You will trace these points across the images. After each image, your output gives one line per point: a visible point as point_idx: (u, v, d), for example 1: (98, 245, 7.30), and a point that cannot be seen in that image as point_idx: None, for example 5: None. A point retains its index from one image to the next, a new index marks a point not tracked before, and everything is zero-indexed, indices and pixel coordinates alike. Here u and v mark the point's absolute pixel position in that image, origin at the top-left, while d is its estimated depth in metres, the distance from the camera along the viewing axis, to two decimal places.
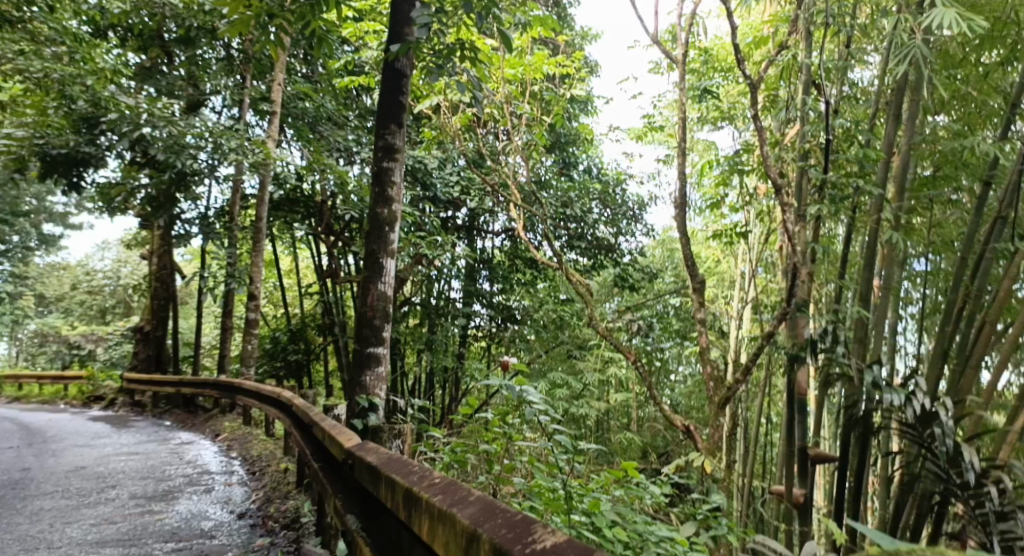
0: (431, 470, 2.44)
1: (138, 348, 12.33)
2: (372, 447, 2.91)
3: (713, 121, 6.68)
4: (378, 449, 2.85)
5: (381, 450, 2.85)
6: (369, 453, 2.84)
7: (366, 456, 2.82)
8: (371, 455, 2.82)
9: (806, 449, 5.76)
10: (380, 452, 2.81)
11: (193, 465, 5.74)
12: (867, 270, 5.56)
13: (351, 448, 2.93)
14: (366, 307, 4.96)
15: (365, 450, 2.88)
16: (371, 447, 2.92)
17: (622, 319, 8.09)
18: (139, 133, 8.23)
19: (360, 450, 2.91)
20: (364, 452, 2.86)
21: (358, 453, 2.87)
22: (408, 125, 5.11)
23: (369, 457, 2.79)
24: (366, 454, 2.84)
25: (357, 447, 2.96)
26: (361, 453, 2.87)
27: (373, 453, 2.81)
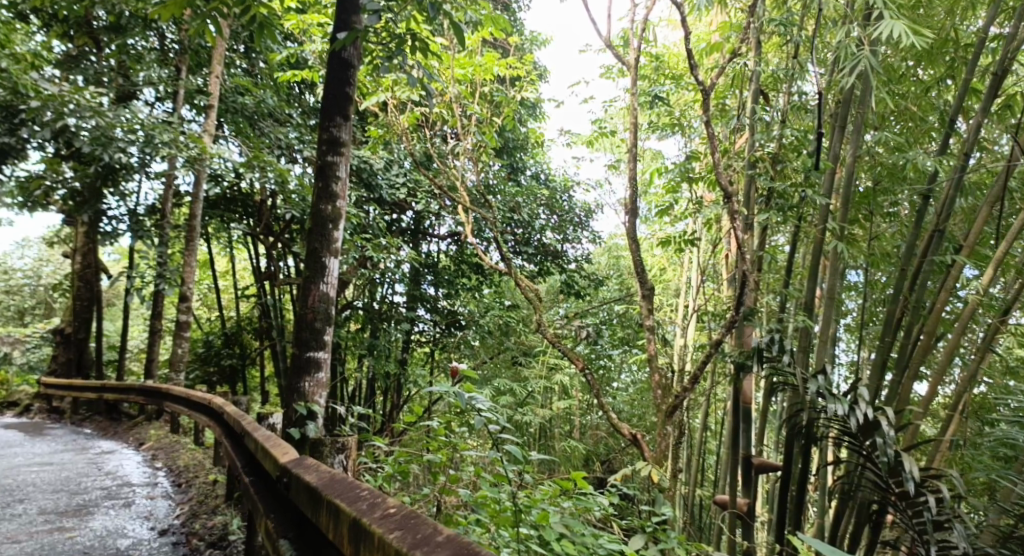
0: (382, 498, 2.34)
1: (59, 351, 11.65)
2: (311, 465, 2.75)
3: (664, 129, 6.58)
4: (319, 467, 2.70)
5: (322, 469, 2.70)
6: (308, 472, 2.68)
7: (304, 475, 2.66)
8: (311, 473, 2.67)
9: (750, 458, 5.76)
10: (321, 471, 2.66)
11: (113, 477, 5.36)
12: (812, 280, 5.60)
13: (288, 467, 2.76)
14: (306, 308, 4.73)
15: (304, 469, 2.72)
16: (311, 465, 2.76)
17: (570, 326, 8.01)
18: (63, 123, 7.78)
19: (298, 467, 2.75)
20: (302, 471, 2.70)
21: (295, 471, 2.71)
22: (354, 118, 4.89)
23: (308, 476, 2.64)
24: (304, 473, 2.68)
25: (294, 465, 2.80)
26: (299, 471, 2.71)
27: (314, 473, 2.66)
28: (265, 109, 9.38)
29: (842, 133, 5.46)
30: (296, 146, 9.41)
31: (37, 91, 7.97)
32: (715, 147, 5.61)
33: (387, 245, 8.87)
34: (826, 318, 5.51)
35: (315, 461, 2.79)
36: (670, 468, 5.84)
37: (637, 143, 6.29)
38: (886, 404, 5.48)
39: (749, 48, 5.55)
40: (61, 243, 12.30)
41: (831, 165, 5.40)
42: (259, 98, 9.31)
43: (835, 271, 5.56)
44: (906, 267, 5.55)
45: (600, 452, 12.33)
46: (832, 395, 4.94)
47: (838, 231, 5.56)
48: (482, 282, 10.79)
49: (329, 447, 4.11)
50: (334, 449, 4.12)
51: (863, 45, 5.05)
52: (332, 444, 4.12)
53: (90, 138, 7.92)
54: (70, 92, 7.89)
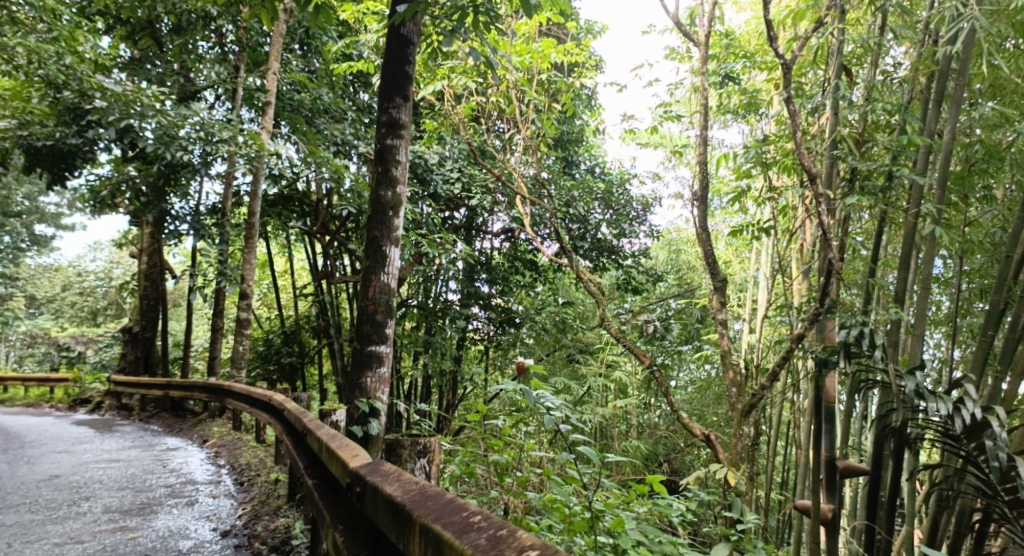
0: (501, 529, 1.96)
1: (127, 350, 11.91)
2: (391, 473, 2.43)
3: (735, 110, 6.20)
4: (402, 477, 2.37)
5: (406, 479, 2.37)
6: (389, 484, 2.35)
7: (385, 488, 2.33)
8: (394, 485, 2.33)
9: (833, 461, 5.35)
10: (405, 482, 2.33)
11: (177, 474, 5.33)
12: (903, 267, 5.19)
13: (366, 477, 2.44)
14: (368, 300, 4.59)
15: (384, 480, 2.40)
16: (391, 473, 2.43)
17: (635, 321, 7.71)
18: (128, 124, 7.89)
19: (375, 476, 2.43)
20: (382, 482, 2.38)
21: (374, 484, 2.39)
22: (414, 99, 4.72)
23: (391, 489, 2.31)
24: (385, 485, 2.35)
25: (371, 474, 2.48)
26: (378, 482, 2.38)
27: (397, 484, 2.32)
28: (321, 106, 9.34)
29: (935, 110, 5.06)
30: (351, 142, 9.36)
31: (103, 90, 8.02)
32: (797, 126, 5.13)
33: (442, 241, 8.71)
34: (917, 309, 5.11)
35: (393, 468, 2.47)
36: (747, 471, 5.50)
37: (706, 125, 5.95)
38: (987, 404, 5.03)
39: (832, 18, 5.17)
40: (128, 244, 12.57)
41: (925, 143, 4.97)
42: (316, 95, 9.31)
43: (927, 259, 5.14)
44: (1011, 253, 5.06)
45: (660, 452, 11.98)
46: (933, 394, 4.54)
47: (932, 215, 5.14)
48: (537, 279, 10.55)
49: (408, 451, 3.63)
50: (415, 452, 3.62)
51: (968, 7, 4.61)
52: (412, 446, 3.63)
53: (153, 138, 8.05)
54: (132, 91, 7.96)
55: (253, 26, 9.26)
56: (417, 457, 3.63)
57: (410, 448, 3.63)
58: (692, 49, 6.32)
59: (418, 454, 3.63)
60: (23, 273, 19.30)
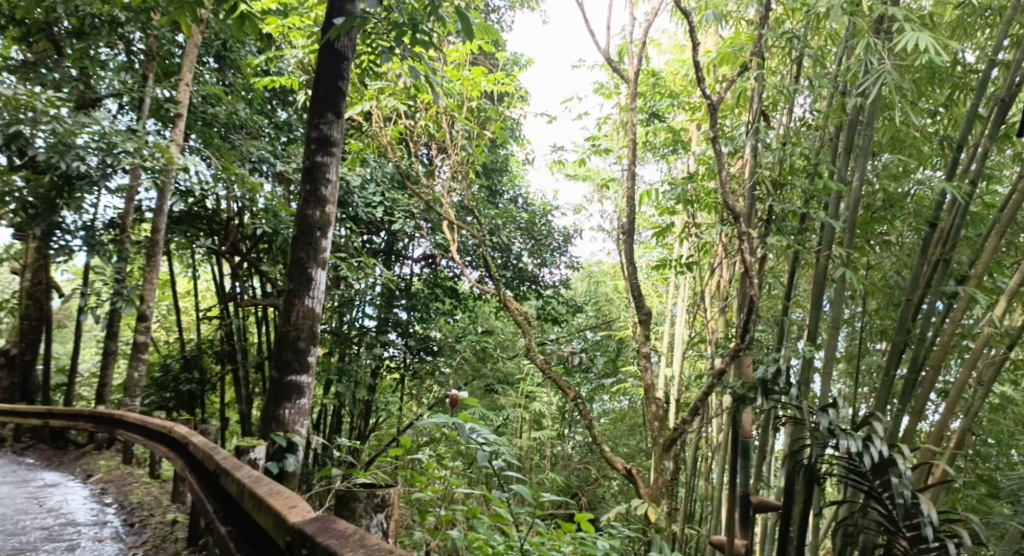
0: None
1: (2, 374, 10.90)
2: (349, 534, 2.08)
3: (663, 148, 6.32)
4: (364, 541, 2.02)
5: (369, 543, 2.02)
6: (350, 549, 1.99)
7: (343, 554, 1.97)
8: (356, 550, 1.98)
9: (747, 495, 5.35)
10: (370, 548, 1.98)
11: (56, 514, 4.81)
12: (817, 306, 5.36)
13: (318, 540, 2.07)
14: (290, 325, 4.32)
15: (340, 543, 2.04)
16: (347, 535, 2.08)
17: (557, 351, 7.65)
18: (17, 129, 7.20)
19: (329, 537, 2.07)
20: (337, 546, 2.02)
21: (326, 548, 2.02)
22: (347, 116, 4.55)
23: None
24: (343, 549, 1.99)
25: (321, 533, 2.10)
26: (332, 545, 2.02)
27: (361, 550, 1.97)
28: (236, 121, 8.94)
29: (847, 156, 5.26)
30: (268, 160, 9.00)
31: None
32: (723, 166, 5.17)
33: (362, 265, 8.46)
34: (830, 346, 5.26)
35: (349, 528, 2.12)
36: (667, 507, 5.46)
37: (635, 161, 6.03)
38: (892, 440, 5.18)
39: (756, 63, 5.33)
40: (10, 259, 11.57)
41: (838, 188, 5.17)
42: (231, 109, 8.91)
43: (840, 297, 5.32)
44: (910, 296, 5.29)
45: (574, 484, 11.94)
46: (843, 431, 4.56)
47: (843, 257, 5.34)
48: (457, 306, 10.37)
49: (364, 505, 2.84)
50: (371, 506, 2.85)
51: (882, 60, 4.83)
52: (368, 499, 2.86)
53: (47, 146, 7.45)
54: (25, 94, 7.29)
55: (164, 34, 8.79)
56: (373, 513, 2.86)
57: (365, 503, 2.85)
58: (620, 85, 6.42)
59: (375, 509, 2.87)
60: None
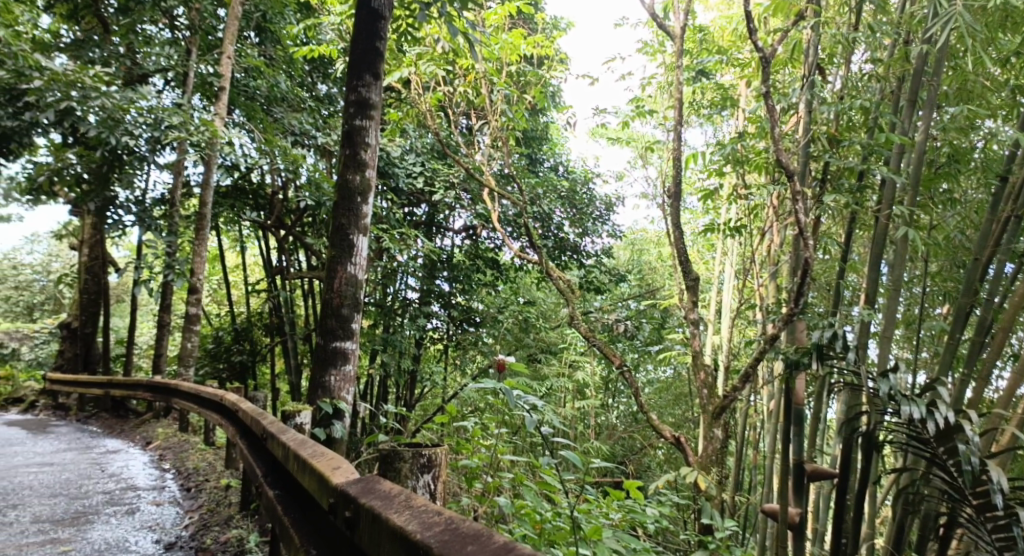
0: None
1: (65, 346, 11.32)
2: (396, 496, 2.04)
3: (711, 108, 6.11)
4: (411, 502, 1.98)
5: (416, 505, 1.98)
6: (396, 511, 1.95)
7: (389, 516, 1.93)
8: (403, 512, 1.94)
9: (802, 463, 5.22)
10: (417, 510, 1.94)
11: (117, 479, 4.97)
12: (875, 268, 5.14)
13: (363, 501, 2.04)
14: (332, 292, 4.33)
15: (385, 504, 2.00)
16: (392, 496, 2.04)
17: (603, 320, 7.57)
18: (67, 105, 7.33)
19: (374, 499, 2.03)
20: (382, 508, 1.98)
21: (371, 510, 1.99)
22: (385, 77, 4.49)
23: (399, 517, 1.91)
24: (388, 511, 1.95)
25: (365, 495, 2.07)
26: (377, 507, 1.99)
27: (408, 513, 1.93)
28: (277, 94, 9.00)
29: (910, 109, 4.99)
30: (309, 132, 9.02)
31: (41, 70, 7.48)
32: (775, 122, 4.95)
33: (403, 236, 8.46)
34: (890, 310, 5.05)
35: (393, 489, 2.08)
36: (718, 475, 5.37)
37: (682, 121, 5.85)
38: (957, 407, 4.97)
39: (812, 12, 5.06)
40: (68, 236, 11.96)
41: (901, 142, 4.92)
42: (272, 82, 8.96)
43: (900, 259, 5.09)
44: (978, 256, 4.95)
45: (619, 453, 11.92)
46: (905, 396, 4.42)
47: (905, 217, 5.10)
48: (498, 278, 10.30)
49: (409, 465, 2.88)
50: (418, 466, 2.90)
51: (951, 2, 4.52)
52: (414, 459, 2.89)
53: (97, 122, 7.55)
54: (74, 71, 7.46)
55: (206, 8, 8.83)
56: (419, 473, 2.91)
57: (411, 463, 2.89)
58: (665, 43, 6.21)
59: (421, 470, 2.91)
60: None
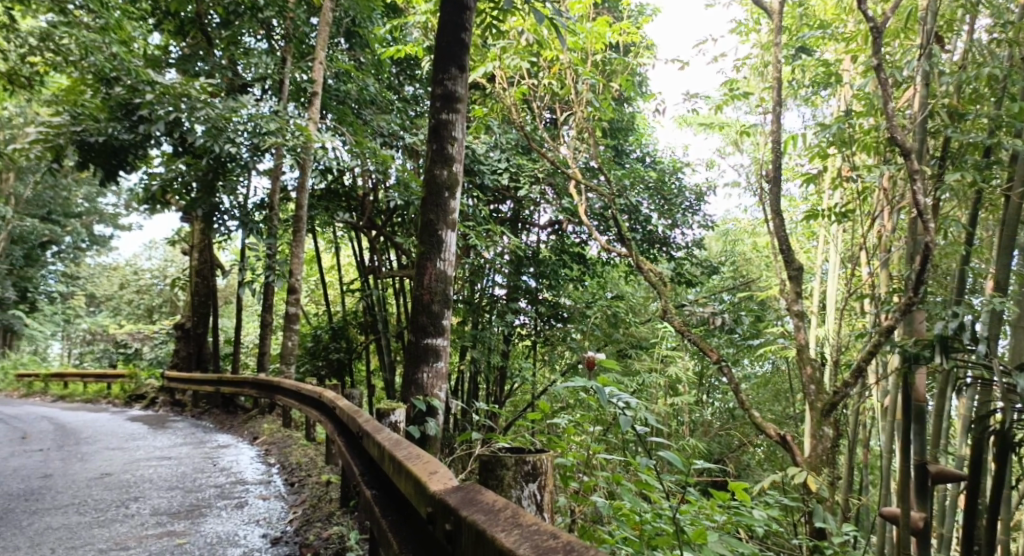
0: None
1: (180, 346, 12.00)
2: (497, 509, 1.89)
3: (812, 85, 5.76)
4: (519, 520, 1.81)
5: (525, 523, 1.80)
6: (503, 530, 1.78)
7: (494, 535, 1.77)
8: (511, 532, 1.77)
9: (924, 464, 4.85)
10: (527, 530, 1.76)
11: (227, 473, 5.17)
12: (1004, 251, 4.72)
13: (464, 513, 1.90)
14: (422, 289, 4.33)
15: (489, 520, 1.85)
16: (496, 510, 1.89)
17: (698, 313, 7.31)
18: (175, 117, 7.71)
19: (476, 512, 1.89)
20: (485, 524, 1.83)
21: (474, 526, 1.84)
22: (471, 69, 4.47)
23: (506, 537, 1.74)
24: (492, 529, 1.79)
25: (466, 507, 1.94)
26: (481, 523, 1.83)
27: (517, 533, 1.75)
28: (367, 96, 9.20)
29: None
30: (398, 133, 9.16)
31: (152, 85, 7.90)
32: (887, 96, 4.59)
33: (490, 232, 8.46)
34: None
35: (495, 503, 1.93)
36: (829, 476, 5.05)
37: (780, 102, 5.54)
38: None
39: None
40: (179, 242, 12.65)
41: None
42: (361, 85, 9.16)
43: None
44: None
45: (715, 450, 11.58)
46: None
47: None
48: (585, 273, 10.15)
49: (512, 473, 2.64)
50: (521, 475, 2.64)
51: None
52: (517, 467, 2.65)
53: (203, 131, 7.92)
54: (181, 83, 7.81)
55: (299, 16, 9.11)
56: (524, 483, 2.65)
57: (514, 471, 2.64)
58: (760, 20, 5.91)
59: (526, 479, 2.65)
60: (83, 272, 20.18)
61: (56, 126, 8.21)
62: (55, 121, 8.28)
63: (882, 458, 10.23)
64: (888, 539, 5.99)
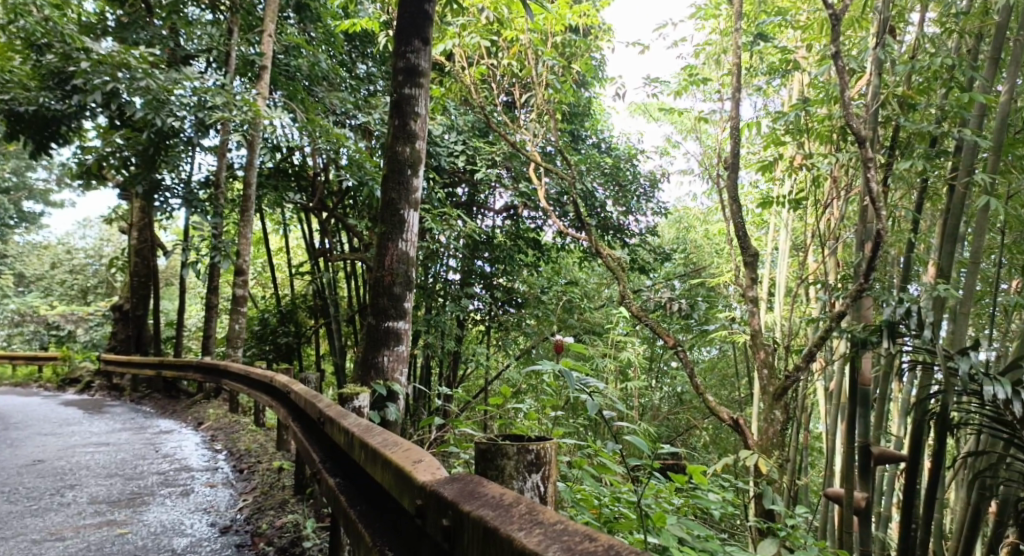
0: None
1: (117, 328, 11.54)
2: (508, 504, 1.75)
3: (770, 73, 5.81)
4: (538, 517, 1.67)
5: (546, 520, 1.66)
6: (522, 529, 1.63)
7: (511, 534, 1.63)
8: (531, 531, 1.62)
9: (869, 446, 4.98)
10: (551, 529, 1.62)
11: (170, 460, 4.97)
12: (949, 239, 4.85)
13: (468, 508, 1.76)
14: (383, 270, 4.24)
15: (499, 517, 1.71)
16: (506, 506, 1.75)
17: (654, 299, 7.35)
18: (113, 87, 7.35)
19: (483, 507, 1.75)
20: (497, 520, 1.69)
21: (484, 522, 1.70)
22: (434, 42, 4.39)
23: (528, 538, 1.59)
24: (508, 527, 1.65)
25: (469, 501, 1.79)
26: (492, 520, 1.69)
27: (539, 532, 1.61)
28: (319, 73, 8.95)
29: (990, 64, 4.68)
30: (352, 112, 8.88)
31: (88, 52, 7.51)
32: (845, 84, 4.65)
33: (445, 216, 8.34)
34: (969, 285, 4.75)
35: (501, 496, 1.80)
36: (780, 458, 5.14)
37: (739, 88, 5.58)
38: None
39: None
40: (117, 220, 12.13)
41: (983, 102, 4.61)
42: (313, 60, 8.89)
43: (980, 230, 4.77)
44: None
45: (664, 433, 11.74)
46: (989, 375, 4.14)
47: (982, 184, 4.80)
48: (540, 258, 10.11)
49: (514, 464, 2.31)
50: (524, 465, 2.31)
51: None
52: (519, 455, 2.32)
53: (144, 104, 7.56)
54: (119, 52, 7.45)
55: None
56: (527, 473, 2.32)
57: (516, 461, 2.31)
58: (719, 6, 5.93)
59: (529, 469, 2.32)
60: (13, 250, 19.27)
61: None
62: None
63: (824, 441, 10.54)
64: (832, 520, 6.14)
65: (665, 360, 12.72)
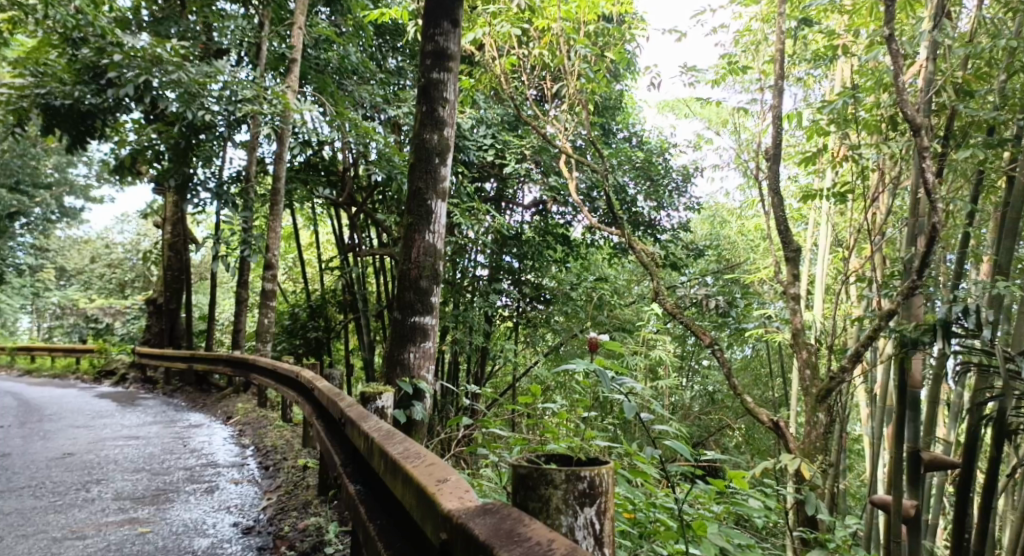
0: None
1: (151, 321, 11.66)
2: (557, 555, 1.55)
3: (813, 61, 5.57)
4: None
5: None
6: None
7: None
8: None
9: (918, 452, 4.71)
10: None
11: (197, 455, 4.93)
12: (1007, 233, 4.58)
13: (503, 553, 1.56)
14: (410, 263, 4.13)
15: None
16: None
17: (690, 296, 7.13)
18: (145, 79, 7.32)
19: None
20: None
21: None
22: (463, 26, 4.27)
23: None
24: None
25: (506, 545, 1.59)
26: None
27: None
28: (348, 65, 8.87)
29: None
30: (381, 105, 8.78)
31: (121, 47, 7.51)
32: (898, 70, 4.38)
33: (475, 210, 8.22)
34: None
35: (545, 542, 1.59)
36: (822, 463, 4.92)
37: (781, 76, 5.34)
38: None
39: None
40: (151, 215, 12.24)
41: None
42: (343, 53, 8.82)
43: None
44: None
45: (696, 434, 11.49)
46: None
47: None
48: (569, 254, 9.93)
49: (561, 494, 1.93)
50: (574, 495, 1.94)
51: None
52: (568, 484, 1.94)
53: (176, 97, 7.55)
54: (152, 46, 7.43)
55: None
56: (578, 506, 1.95)
57: (564, 492, 1.94)
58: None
59: (580, 502, 1.94)
60: (53, 245, 19.66)
61: (19, 88, 7.93)
62: (18, 83, 7.99)
63: (863, 444, 10.21)
64: (876, 528, 5.87)
65: (697, 359, 12.45)
